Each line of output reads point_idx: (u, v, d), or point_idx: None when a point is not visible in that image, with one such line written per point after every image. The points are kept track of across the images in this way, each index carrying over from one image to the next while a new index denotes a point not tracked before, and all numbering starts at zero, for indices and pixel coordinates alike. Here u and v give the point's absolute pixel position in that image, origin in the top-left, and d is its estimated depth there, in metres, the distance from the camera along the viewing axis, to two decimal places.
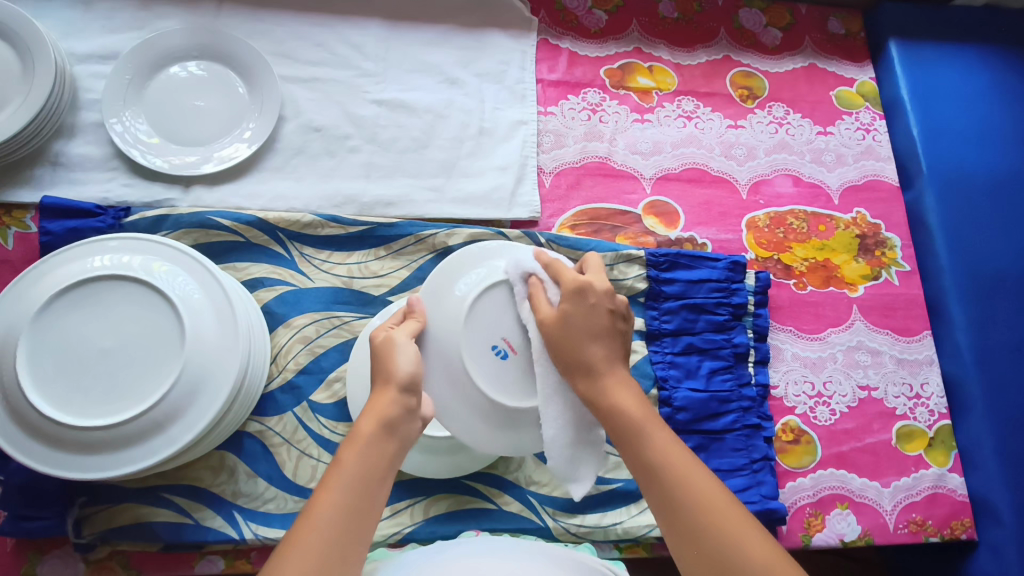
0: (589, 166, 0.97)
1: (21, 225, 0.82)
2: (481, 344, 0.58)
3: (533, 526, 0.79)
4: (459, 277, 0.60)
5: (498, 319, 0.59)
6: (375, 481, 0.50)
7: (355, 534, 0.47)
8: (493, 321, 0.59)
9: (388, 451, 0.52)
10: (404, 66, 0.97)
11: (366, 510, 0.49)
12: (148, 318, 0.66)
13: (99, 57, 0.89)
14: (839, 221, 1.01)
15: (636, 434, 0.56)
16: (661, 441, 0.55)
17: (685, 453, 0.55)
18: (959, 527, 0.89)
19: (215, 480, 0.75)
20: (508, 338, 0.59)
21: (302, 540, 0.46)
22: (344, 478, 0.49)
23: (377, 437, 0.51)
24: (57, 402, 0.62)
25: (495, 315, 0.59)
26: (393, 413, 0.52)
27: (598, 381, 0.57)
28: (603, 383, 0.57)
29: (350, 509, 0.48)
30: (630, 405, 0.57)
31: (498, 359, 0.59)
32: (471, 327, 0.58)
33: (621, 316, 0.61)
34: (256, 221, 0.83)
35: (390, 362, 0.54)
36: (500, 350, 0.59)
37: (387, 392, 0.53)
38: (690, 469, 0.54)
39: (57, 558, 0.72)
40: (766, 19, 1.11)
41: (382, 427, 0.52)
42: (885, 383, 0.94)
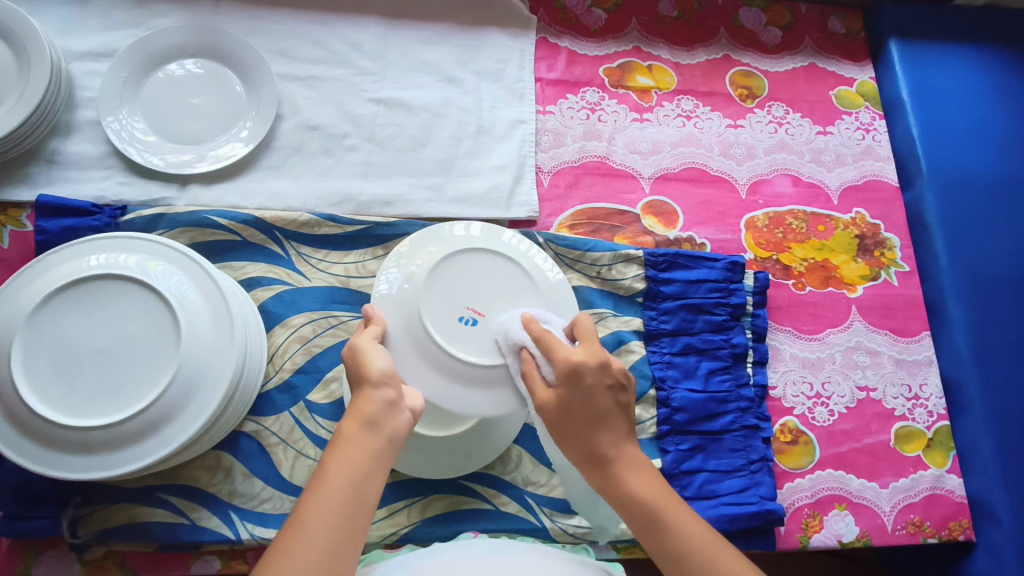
0: (588, 165, 0.97)
1: (17, 223, 0.82)
2: (447, 314, 0.60)
3: (530, 527, 0.78)
4: (413, 257, 0.63)
5: (460, 289, 0.61)
6: (362, 479, 0.50)
7: (345, 532, 0.48)
8: (455, 291, 0.61)
9: (373, 447, 0.52)
10: (402, 64, 0.97)
11: (354, 508, 0.49)
12: (143, 317, 0.65)
13: (95, 55, 0.88)
14: (839, 221, 1.01)
15: (655, 526, 0.55)
16: (682, 522, 0.55)
17: (705, 531, 0.55)
18: (957, 528, 0.89)
19: (211, 480, 0.75)
20: (473, 306, 0.61)
21: (291, 543, 0.46)
22: (329, 477, 0.50)
23: (360, 435, 0.52)
24: (52, 403, 0.62)
25: (455, 286, 0.61)
26: (375, 411, 0.53)
27: (610, 471, 0.57)
28: (615, 472, 0.57)
29: (338, 509, 0.48)
30: (650, 492, 0.56)
31: (464, 326, 0.60)
32: (434, 297, 0.60)
33: (620, 386, 0.58)
34: (252, 220, 0.83)
35: (362, 364, 0.55)
36: (467, 319, 0.60)
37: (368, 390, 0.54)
38: (711, 548, 0.54)
39: (52, 558, 0.72)
40: (766, 18, 1.11)
41: (364, 425, 0.52)
42: (884, 384, 0.94)
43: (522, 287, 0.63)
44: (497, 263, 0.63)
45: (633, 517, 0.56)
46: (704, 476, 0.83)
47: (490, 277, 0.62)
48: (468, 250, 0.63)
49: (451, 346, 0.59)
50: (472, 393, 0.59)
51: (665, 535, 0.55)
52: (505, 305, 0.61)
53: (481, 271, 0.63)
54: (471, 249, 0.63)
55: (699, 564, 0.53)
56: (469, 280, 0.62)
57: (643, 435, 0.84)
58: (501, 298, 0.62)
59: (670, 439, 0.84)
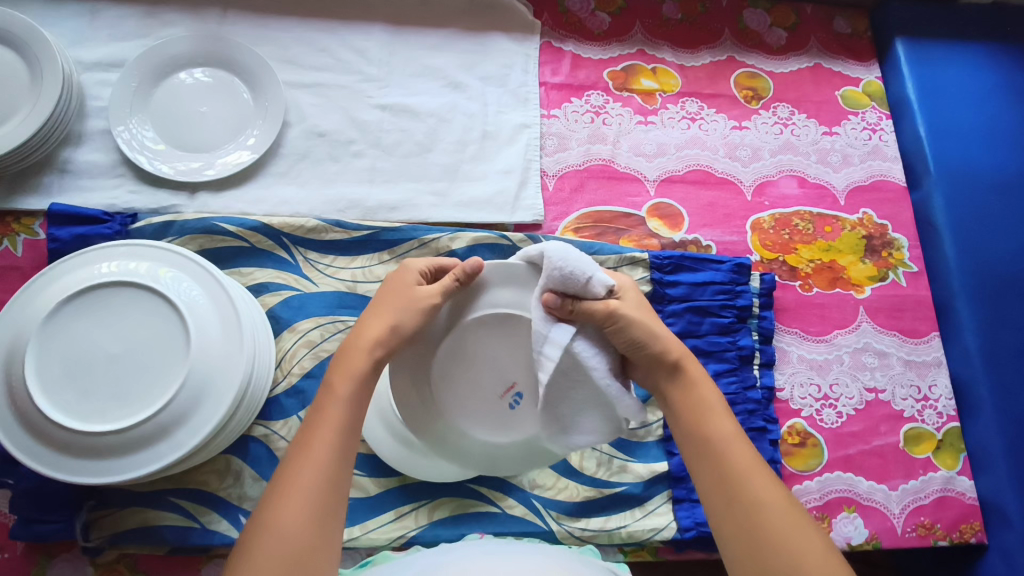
0: (592, 168, 0.97)
1: (30, 232, 0.83)
2: (490, 404, 0.64)
3: (537, 529, 0.79)
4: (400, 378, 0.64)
5: (487, 373, 0.64)
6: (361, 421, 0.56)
7: (331, 495, 0.51)
8: (474, 370, 0.64)
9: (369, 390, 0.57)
10: (407, 70, 0.98)
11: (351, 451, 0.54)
12: (154, 323, 0.66)
13: (105, 65, 0.90)
14: (845, 222, 1.00)
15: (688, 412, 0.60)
16: (739, 456, 0.56)
17: (762, 468, 0.55)
18: (969, 531, 0.88)
19: (221, 484, 0.75)
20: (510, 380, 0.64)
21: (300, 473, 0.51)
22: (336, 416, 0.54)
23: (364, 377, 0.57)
24: (66, 408, 0.63)
25: (460, 386, 0.64)
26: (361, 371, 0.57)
27: (679, 373, 0.61)
28: (687, 389, 0.61)
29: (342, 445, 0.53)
30: (716, 421, 0.58)
31: (518, 404, 0.64)
32: (453, 396, 0.64)
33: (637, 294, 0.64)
34: (260, 226, 0.84)
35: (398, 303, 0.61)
36: (509, 401, 0.64)
37: (382, 326, 0.59)
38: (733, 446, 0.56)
39: (66, 561, 0.73)
40: (770, 18, 1.11)
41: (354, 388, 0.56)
42: (892, 385, 0.93)
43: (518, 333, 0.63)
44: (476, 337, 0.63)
45: (687, 436, 0.59)
46: None
47: (488, 358, 0.64)
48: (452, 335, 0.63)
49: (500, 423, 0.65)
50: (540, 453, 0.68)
51: (717, 460, 0.56)
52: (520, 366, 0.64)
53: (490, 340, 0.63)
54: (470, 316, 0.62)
55: (719, 443, 0.57)
56: (451, 378, 0.63)
57: (649, 438, 0.85)
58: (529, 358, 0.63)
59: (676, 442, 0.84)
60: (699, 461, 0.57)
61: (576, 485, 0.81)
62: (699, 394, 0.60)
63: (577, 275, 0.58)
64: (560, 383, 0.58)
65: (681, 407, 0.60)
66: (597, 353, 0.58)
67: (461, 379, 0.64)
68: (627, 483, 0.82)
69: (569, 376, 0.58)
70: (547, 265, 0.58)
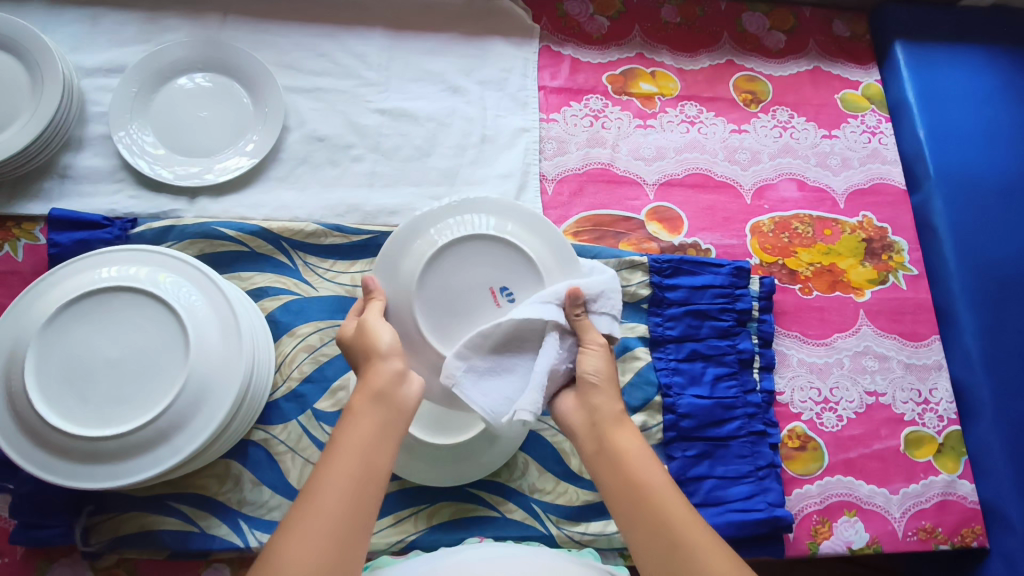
0: (592, 172, 0.97)
1: (30, 237, 0.83)
2: (483, 312, 0.64)
3: (537, 534, 0.79)
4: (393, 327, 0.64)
5: (469, 285, 0.64)
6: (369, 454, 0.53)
7: (353, 511, 0.50)
8: (459, 305, 0.64)
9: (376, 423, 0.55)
10: (406, 75, 0.98)
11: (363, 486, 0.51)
12: (153, 328, 0.67)
13: (106, 71, 0.90)
14: (845, 225, 1.00)
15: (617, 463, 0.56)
16: (672, 507, 0.53)
17: (694, 518, 0.53)
18: (970, 535, 0.88)
19: (220, 488, 0.75)
20: (489, 286, 0.64)
21: (304, 515, 0.49)
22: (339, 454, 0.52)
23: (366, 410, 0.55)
24: (65, 414, 0.63)
25: (448, 305, 0.64)
26: (384, 384, 0.57)
27: (608, 417, 0.59)
28: (615, 435, 0.58)
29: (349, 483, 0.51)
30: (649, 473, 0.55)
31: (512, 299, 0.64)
32: (444, 322, 0.64)
33: None
34: (260, 231, 0.84)
35: (374, 336, 0.60)
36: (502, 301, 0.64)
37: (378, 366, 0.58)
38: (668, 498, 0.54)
39: (66, 566, 0.73)
40: (769, 22, 1.11)
41: (374, 399, 0.56)
42: (893, 388, 0.93)
43: (483, 242, 0.65)
44: (448, 262, 0.65)
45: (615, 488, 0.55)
46: (711, 483, 0.83)
47: (466, 276, 0.64)
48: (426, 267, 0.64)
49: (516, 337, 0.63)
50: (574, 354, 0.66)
51: (649, 512, 0.53)
52: (498, 271, 0.64)
53: (461, 262, 0.65)
54: (425, 259, 0.64)
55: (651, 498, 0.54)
56: (437, 304, 0.64)
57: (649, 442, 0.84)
58: (501, 255, 0.65)
59: (676, 446, 0.84)
60: (629, 515, 0.54)
61: (576, 489, 0.81)
62: (622, 443, 0.57)
63: (607, 305, 0.61)
64: (509, 338, 0.60)
65: (608, 457, 0.57)
66: (566, 354, 0.60)
67: (445, 296, 0.64)
68: None
69: (523, 338, 0.60)
70: (603, 280, 0.61)
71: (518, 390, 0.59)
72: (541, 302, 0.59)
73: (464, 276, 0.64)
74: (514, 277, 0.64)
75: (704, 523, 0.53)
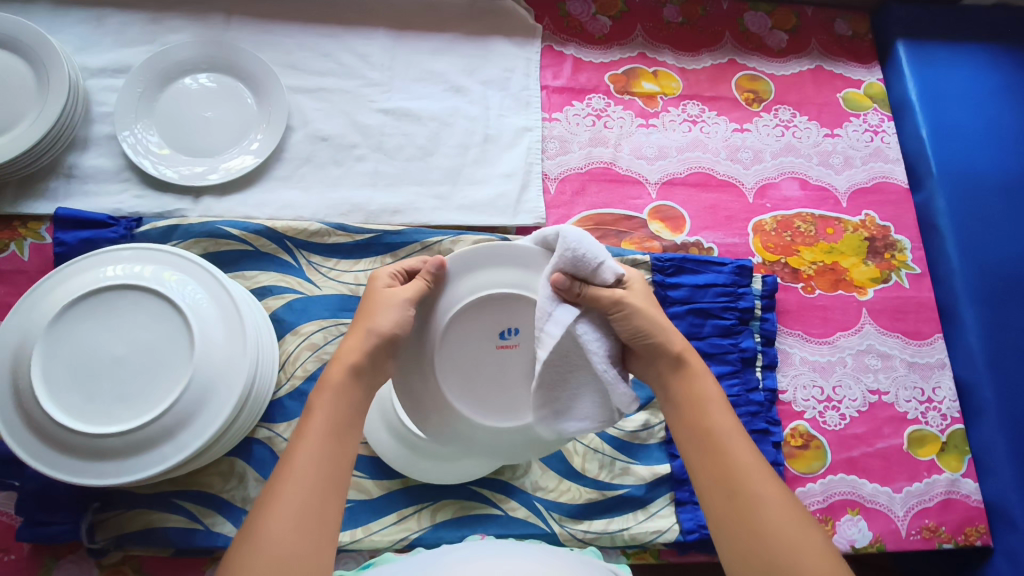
0: (594, 171, 0.97)
1: (36, 236, 0.84)
2: (513, 359, 0.64)
3: (540, 531, 0.79)
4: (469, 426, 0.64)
5: (481, 348, 0.63)
6: (347, 428, 0.54)
7: (330, 483, 0.51)
8: (503, 376, 0.63)
9: (354, 397, 0.56)
10: (409, 75, 0.98)
11: (339, 457, 0.52)
12: (158, 326, 0.67)
13: (111, 71, 0.91)
14: (848, 224, 1.00)
15: (692, 407, 0.59)
16: (737, 451, 0.55)
17: (762, 467, 0.54)
18: (974, 533, 0.87)
19: (225, 486, 0.76)
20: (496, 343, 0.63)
21: (284, 482, 0.49)
22: (322, 424, 0.53)
23: (348, 384, 0.55)
24: (71, 411, 0.64)
25: (483, 369, 0.63)
26: (361, 359, 0.56)
27: (681, 367, 0.60)
28: (688, 379, 0.60)
29: (329, 456, 0.52)
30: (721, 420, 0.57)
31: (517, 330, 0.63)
32: (497, 390, 0.63)
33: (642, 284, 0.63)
34: (264, 230, 0.85)
35: (376, 314, 0.58)
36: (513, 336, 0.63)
37: (364, 338, 0.57)
38: (736, 443, 0.56)
39: (71, 563, 0.74)
40: (771, 21, 1.11)
41: (349, 373, 0.55)
42: (896, 387, 0.93)
43: (458, 320, 0.61)
44: (457, 357, 0.62)
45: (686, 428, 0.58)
46: None
47: (478, 350, 0.63)
48: (447, 381, 0.61)
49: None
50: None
51: (715, 453, 0.56)
52: (492, 323, 0.63)
53: (462, 343, 0.62)
54: (441, 379, 0.61)
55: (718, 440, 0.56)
56: (473, 383, 0.62)
57: (651, 440, 0.85)
58: (482, 314, 0.62)
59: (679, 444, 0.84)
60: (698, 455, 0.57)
61: (578, 487, 0.81)
62: (699, 387, 0.59)
63: (588, 259, 0.57)
64: (561, 364, 0.57)
65: (684, 403, 0.59)
66: (598, 334, 0.57)
67: (479, 364, 0.63)
68: (629, 485, 0.82)
69: (567, 357, 0.57)
70: (561, 245, 0.57)
71: (601, 390, 0.58)
72: (546, 316, 0.56)
73: (474, 345, 0.63)
74: (499, 313, 0.62)
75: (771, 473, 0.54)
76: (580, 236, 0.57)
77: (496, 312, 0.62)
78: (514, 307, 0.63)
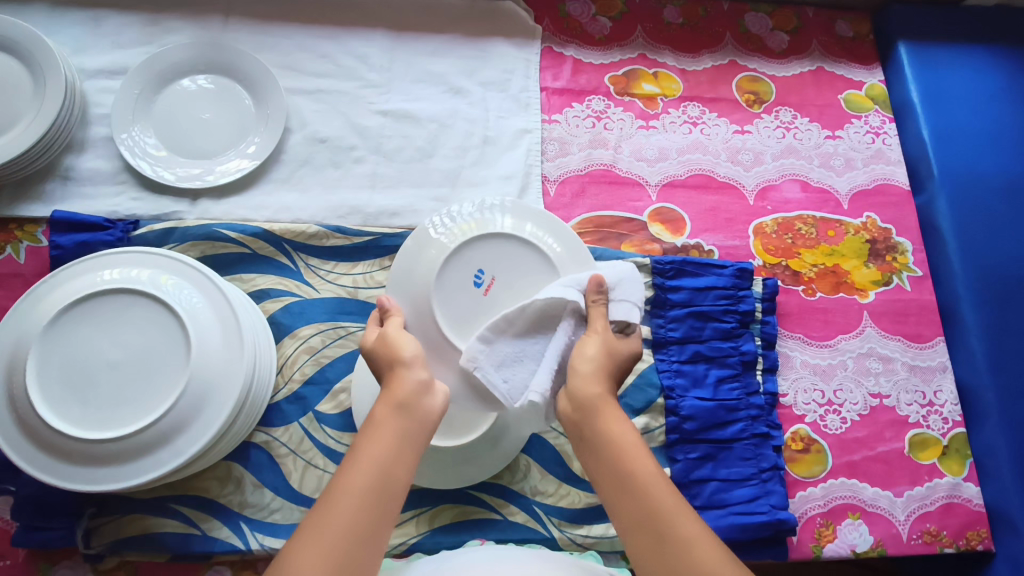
0: (594, 173, 0.97)
1: (32, 239, 0.83)
2: (499, 301, 0.66)
3: (539, 536, 0.78)
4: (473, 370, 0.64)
5: (464, 295, 0.66)
6: (392, 462, 0.51)
7: (372, 522, 0.48)
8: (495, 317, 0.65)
9: (403, 432, 0.53)
10: (408, 76, 0.98)
11: (384, 493, 0.50)
12: (154, 330, 0.66)
13: (108, 73, 0.90)
14: (849, 226, 0.99)
15: (608, 452, 0.53)
16: (657, 496, 0.51)
17: (682, 509, 0.50)
18: (975, 538, 0.87)
19: (222, 491, 0.75)
20: (477, 290, 0.66)
21: (323, 522, 0.47)
22: (365, 460, 0.51)
23: (391, 417, 0.53)
24: (66, 416, 0.63)
25: (471, 314, 0.65)
26: (407, 393, 0.55)
27: (593, 411, 0.55)
28: (602, 421, 0.55)
29: (373, 494, 0.49)
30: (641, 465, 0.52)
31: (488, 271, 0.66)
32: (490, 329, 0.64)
33: None
34: (261, 232, 0.84)
35: (398, 346, 0.58)
36: (487, 279, 0.66)
37: (405, 374, 0.56)
38: (657, 488, 0.51)
39: (67, 568, 0.73)
40: (772, 22, 1.10)
41: (396, 408, 0.54)
42: (898, 390, 0.92)
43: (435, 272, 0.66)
44: (446, 307, 0.65)
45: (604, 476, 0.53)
46: (714, 485, 0.83)
47: (463, 297, 0.66)
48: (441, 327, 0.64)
49: (535, 253, 0.67)
50: (539, 220, 0.70)
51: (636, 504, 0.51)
52: (466, 270, 0.66)
53: (447, 293, 0.66)
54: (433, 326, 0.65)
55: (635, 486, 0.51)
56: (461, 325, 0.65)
57: (651, 444, 0.84)
58: (446, 273, 0.66)
59: (679, 448, 0.84)
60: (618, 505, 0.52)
61: (578, 492, 0.81)
62: (610, 430, 0.54)
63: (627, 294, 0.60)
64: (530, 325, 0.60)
65: (598, 448, 0.54)
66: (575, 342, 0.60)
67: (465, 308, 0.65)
68: None
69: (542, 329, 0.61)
70: (620, 269, 0.62)
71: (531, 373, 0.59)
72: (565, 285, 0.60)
73: (454, 292, 0.66)
74: (469, 260, 0.67)
75: (692, 514, 0.50)
76: (630, 273, 0.61)
77: (468, 261, 0.67)
78: (484, 253, 0.67)
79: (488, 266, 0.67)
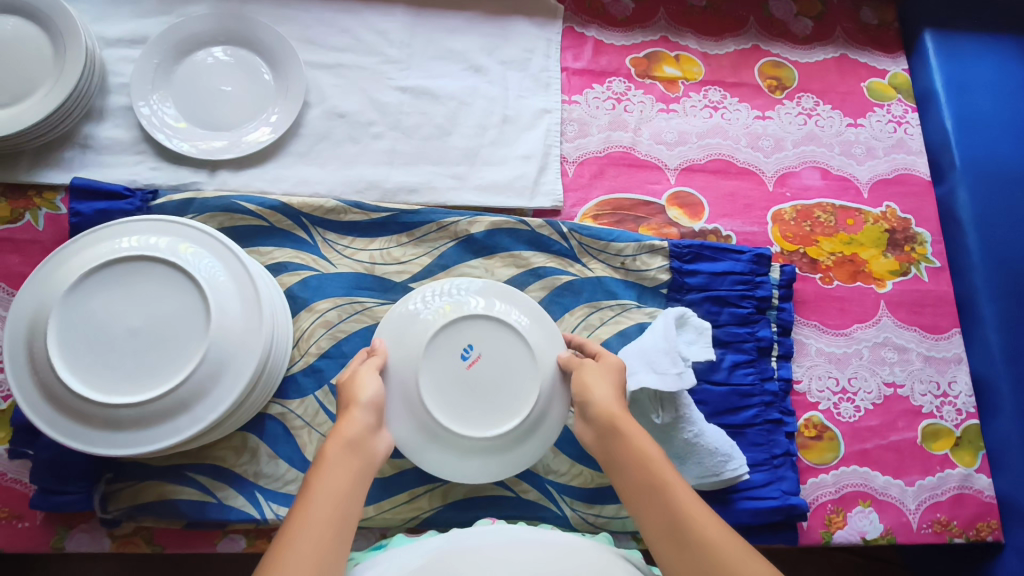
0: (613, 155, 0.96)
1: (51, 206, 0.84)
2: (481, 373, 0.69)
3: (551, 514, 0.79)
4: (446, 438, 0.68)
5: (449, 368, 0.69)
6: (347, 496, 0.54)
7: (332, 547, 0.50)
8: (477, 391, 0.69)
9: (354, 469, 0.56)
10: (428, 53, 0.97)
11: (341, 521, 0.52)
12: (174, 297, 0.66)
13: (128, 42, 0.90)
14: (868, 215, 0.99)
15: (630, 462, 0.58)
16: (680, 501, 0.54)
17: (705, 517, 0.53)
18: (985, 529, 0.87)
19: (237, 460, 0.76)
20: (462, 362, 0.69)
21: (285, 550, 0.48)
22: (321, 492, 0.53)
23: (343, 455, 0.56)
24: (86, 380, 0.63)
25: (451, 386, 0.69)
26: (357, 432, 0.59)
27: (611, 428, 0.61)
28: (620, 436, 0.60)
29: (330, 521, 0.51)
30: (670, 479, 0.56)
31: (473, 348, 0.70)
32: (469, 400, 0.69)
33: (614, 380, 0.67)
34: (280, 206, 0.84)
35: (358, 389, 0.62)
36: (472, 354, 0.69)
37: (358, 414, 0.60)
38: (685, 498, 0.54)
39: (84, 533, 0.74)
40: (796, 8, 1.09)
41: (347, 445, 0.57)
42: (911, 380, 0.92)
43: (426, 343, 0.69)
44: (433, 376, 0.68)
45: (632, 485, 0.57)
46: None
47: (448, 368, 0.69)
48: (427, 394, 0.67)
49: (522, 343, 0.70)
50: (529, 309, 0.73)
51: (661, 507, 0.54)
52: (454, 342, 0.69)
53: (435, 364, 0.69)
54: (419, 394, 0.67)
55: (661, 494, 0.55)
56: (442, 394, 0.68)
57: None
58: (435, 342, 0.69)
59: None
60: (648, 519, 0.55)
61: (590, 471, 0.81)
62: (637, 448, 0.58)
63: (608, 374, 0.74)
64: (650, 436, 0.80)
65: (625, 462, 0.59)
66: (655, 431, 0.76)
67: (449, 381, 0.69)
68: None
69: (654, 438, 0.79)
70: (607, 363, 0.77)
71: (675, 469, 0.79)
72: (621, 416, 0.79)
73: (440, 366, 0.69)
74: (460, 335, 0.70)
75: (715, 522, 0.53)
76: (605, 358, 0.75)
77: (457, 335, 0.70)
78: (474, 329, 0.70)
79: (476, 342, 0.70)
